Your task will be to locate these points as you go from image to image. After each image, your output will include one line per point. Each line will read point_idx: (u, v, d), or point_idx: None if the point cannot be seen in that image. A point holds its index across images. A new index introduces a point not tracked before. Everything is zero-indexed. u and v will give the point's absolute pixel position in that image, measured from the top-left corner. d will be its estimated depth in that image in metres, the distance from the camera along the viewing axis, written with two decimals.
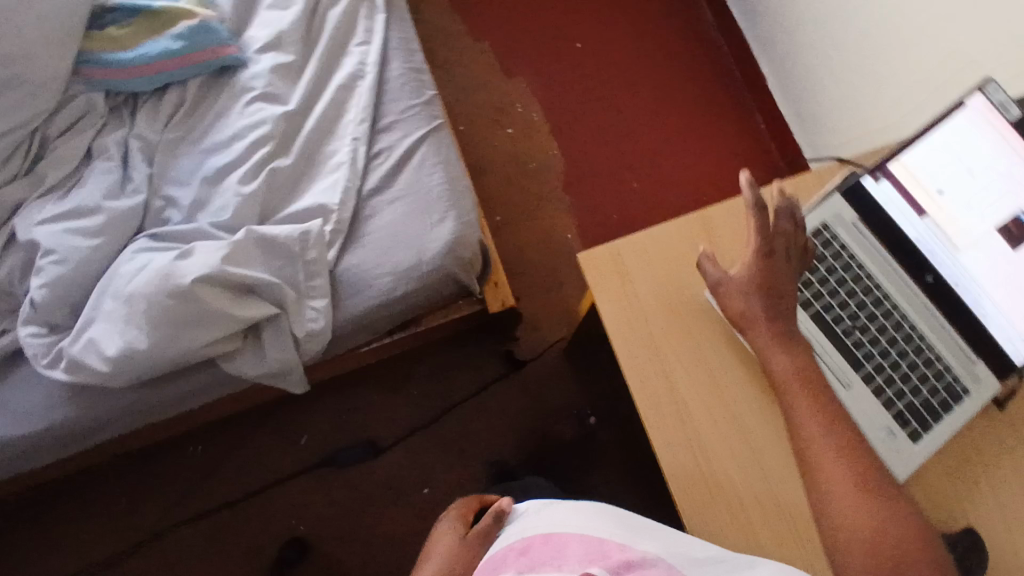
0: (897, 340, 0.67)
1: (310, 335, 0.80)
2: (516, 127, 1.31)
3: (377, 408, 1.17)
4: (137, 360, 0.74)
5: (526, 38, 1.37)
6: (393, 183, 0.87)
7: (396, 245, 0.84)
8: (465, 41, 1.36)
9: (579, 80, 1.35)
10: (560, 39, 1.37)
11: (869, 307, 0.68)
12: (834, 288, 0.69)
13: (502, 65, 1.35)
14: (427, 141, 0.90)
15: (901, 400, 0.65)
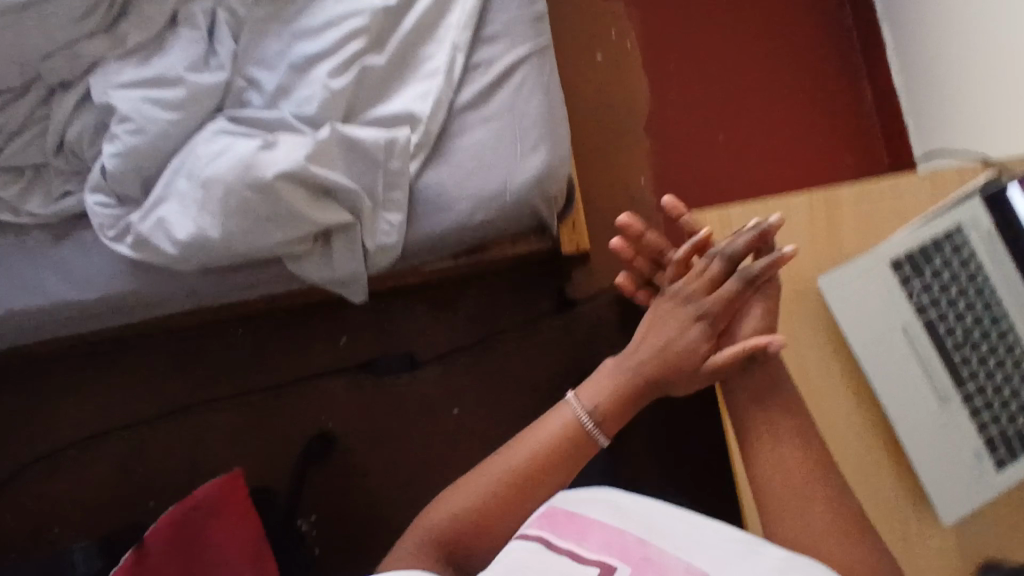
0: (1008, 367, 0.62)
1: (382, 249, 0.77)
2: (607, 54, 1.22)
3: (418, 323, 1.15)
4: (207, 247, 0.73)
5: None
6: (489, 100, 0.79)
7: (480, 170, 0.77)
8: None
9: (681, 14, 1.25)
10: None
11: (983, 327, 0.63)
12: (948, 300, 0.64)
13: None
14: (532, 59, 0.81)
15: (997, 423, 0.62)
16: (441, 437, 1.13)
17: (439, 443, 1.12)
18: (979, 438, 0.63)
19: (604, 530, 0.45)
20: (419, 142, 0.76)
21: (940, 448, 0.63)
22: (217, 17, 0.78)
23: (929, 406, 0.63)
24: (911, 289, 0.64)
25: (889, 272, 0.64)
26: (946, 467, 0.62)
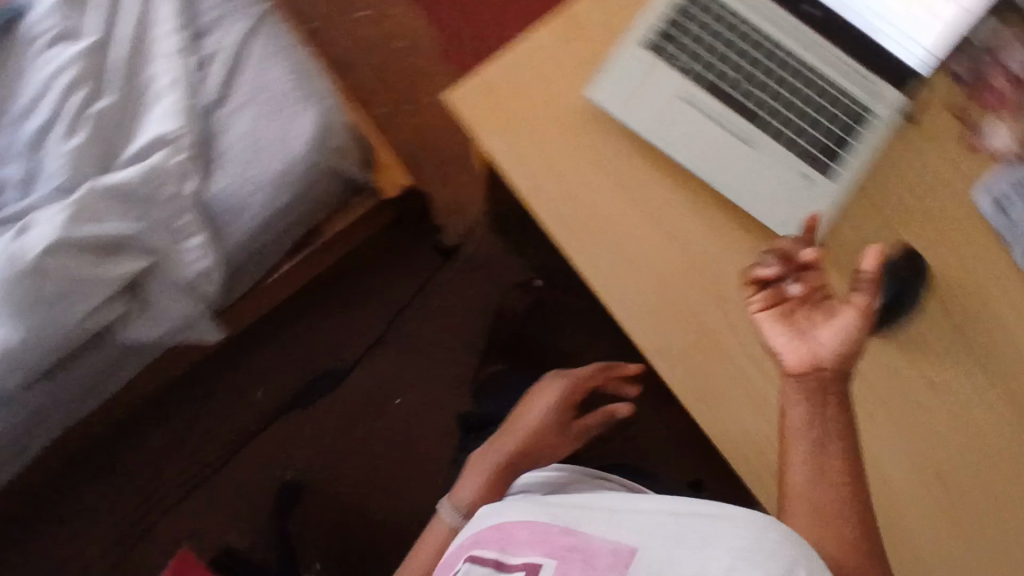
0: (796, 92, 0.60)
1: (202, 275, 0.71)
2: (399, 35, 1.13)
3: (333, 328, 1.09)
4: (20, 353, 0.66)
5: None
6: (234, 87, 0.73)
7: (257, 155, 0.72)
8: None
9: None
10: None
11: (760, 64, 0.60)
12: (720, 55, 0.60)
13: None
14: (259, 31, 0.75)
15: (802, 136, 0.60)
16: (410, 429, 1.08)
17: (410, 436, 1.07)
18: (791, 160, 0.60)
19: (529, 532, 0.46)
20: (185, 157, 0.69)
21: (761, 197, 0.60)
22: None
23: (732, 153, 0.60)
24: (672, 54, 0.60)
25: (641, 53, 0.60)
26: (769, 193, 0.60)
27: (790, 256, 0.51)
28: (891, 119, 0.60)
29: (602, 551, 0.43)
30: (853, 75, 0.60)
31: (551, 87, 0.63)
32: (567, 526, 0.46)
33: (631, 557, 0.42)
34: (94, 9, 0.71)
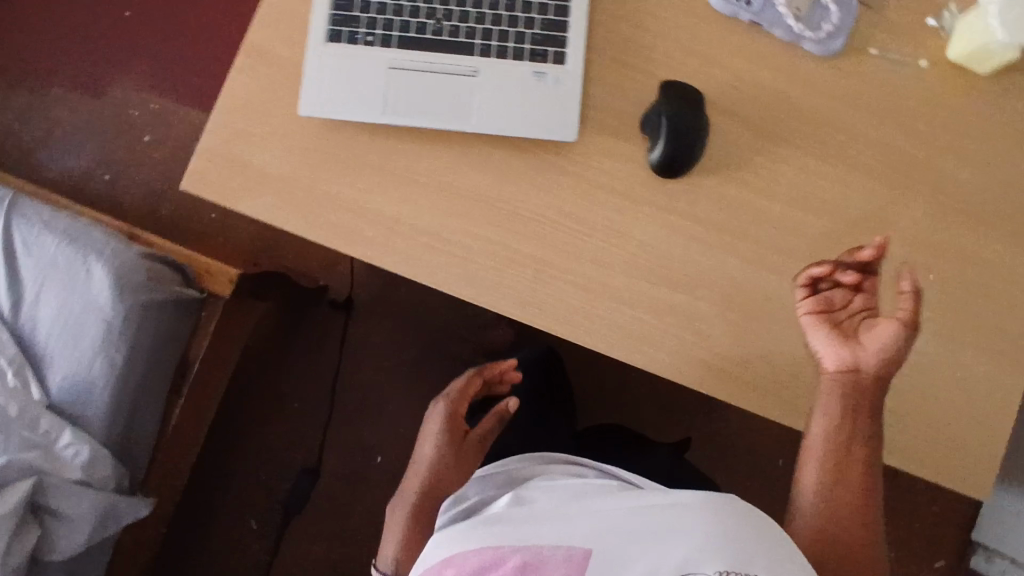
0: (500, 2, 0.68)
1: (79, 455, 0.80)
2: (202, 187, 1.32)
3: (274, 431, 1.24)
4: (81, 473, 0.80)
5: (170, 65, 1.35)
6: (21, 278, 0.83)
7: (76, 316, 0.82)
8: (119, 108, 1.35)
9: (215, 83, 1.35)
10: (194, 51, 1.35)
11: (471, 8, 0.68)
12: (437, 2, 0.68)
13: (160, 112, 1.34)
14: (13, 217, 0.84)
15: (521, 38, 0.68)
16: None
17: None
18: (657, 108, 0.68)
19: (479, 555, 0.59)
20: (13, 368, 0.81)
21: (620, 125, 0.70)
22: (10, 238, 0.84)
23: (523, 83, 0.68)
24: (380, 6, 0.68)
25: (328, 47, 0.68)
26: (519, 103, 0.68)
27: (856, 410, 0.62)
28: (830, 26, 0.71)
29: (554, 561, 0.58)
30: (818, 180, 0.71)
31: (548, 202, 0.70)
32: (514, 543, 0.59)
33: (585, 558, 0.58)
34: None
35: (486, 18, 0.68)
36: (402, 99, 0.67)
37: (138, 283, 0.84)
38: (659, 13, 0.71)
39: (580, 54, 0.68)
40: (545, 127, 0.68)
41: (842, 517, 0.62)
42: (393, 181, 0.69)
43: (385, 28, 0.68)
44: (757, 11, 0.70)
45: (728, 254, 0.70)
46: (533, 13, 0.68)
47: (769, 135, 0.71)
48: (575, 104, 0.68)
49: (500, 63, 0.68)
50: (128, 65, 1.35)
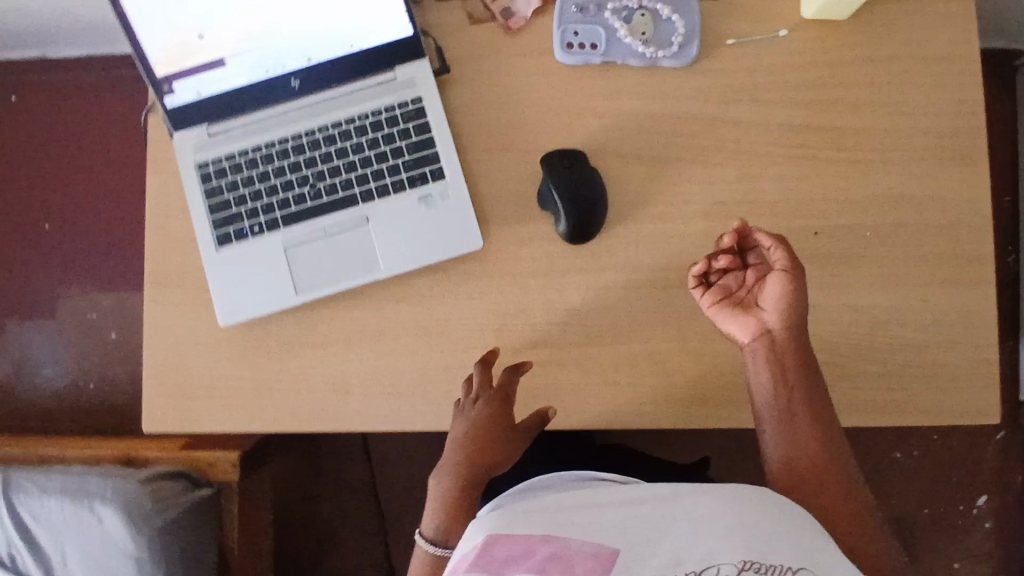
0: (363, 143, 0.68)
1: None
2: None
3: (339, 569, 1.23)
4: None
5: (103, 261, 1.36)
6: (45, 547, 0.86)
7: (106, 562, 0.84)
8: (72, 321, 1.36)
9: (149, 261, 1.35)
10: (119, 240, 1.36)
11: (337, 161, 0.68)
12: (303, 168, 0.68)
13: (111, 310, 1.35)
14: (16, 494, 0.87)
15: (395, 169, 0.68)
16: None
17: None
18: (548, 183, 0.68)
19: (507, 545, 0.47)
20: None
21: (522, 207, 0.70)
22: (20, 516, 0.86)
23: (415, 211, 0.68)
24: (253, 194, 0.68)
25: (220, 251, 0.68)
26: (418, 231, 0.68)
27: (782, 369, 0.62)
28: (679, 36, 0.70)
29: (582, 554, 0.46)
30: (730, 183, 0.70)
31: (482, 308, 0.69)
32: (546, 534, 0.48)
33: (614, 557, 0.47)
34: None
35: (356, 164, 0.68)
36: (308, 273, 0.68)
37: (147, 510, 0.85)
38: (514, 89, 0.70)
39: (456, 162, 0.69)
40: (451, 244, 0.68)
41: (814, 462, 0.61)
42: (334, 350, 0.69)
43: (266, 211, 0.68)
44: (606, 50, 0.70)
45: (671, 287, 0.69)
46: (397, 142, 0.69)
47: (663, 159, 0.70)
48: (470, 211, 0.68)
49: (385, 201, 0.68)
50: (64, 279, 1.36)
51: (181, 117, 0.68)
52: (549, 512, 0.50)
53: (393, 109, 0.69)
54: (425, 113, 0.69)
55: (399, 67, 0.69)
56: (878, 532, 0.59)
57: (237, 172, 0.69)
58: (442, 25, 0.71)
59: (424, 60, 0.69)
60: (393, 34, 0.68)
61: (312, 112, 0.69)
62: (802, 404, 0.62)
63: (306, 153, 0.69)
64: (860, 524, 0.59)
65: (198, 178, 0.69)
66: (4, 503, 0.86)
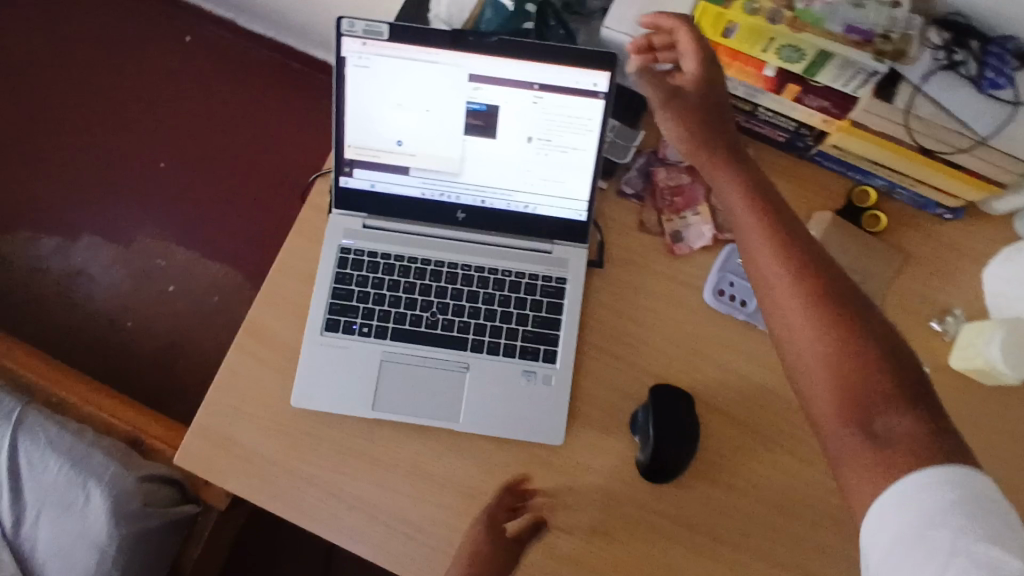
0: (494, 296, 0.69)
1: None
2: (210, 347, 1.33)
3: None
4: None
5: (194, 221, 1.39)
6: (22, 503, 0.84)
7: (75, 546, 0.82)
8: (138, 261, 1.37)
9: (234, 238, 1.38)
10: (217, 208, 1.40)
11: (463, 301, 0.69)
12: (430, 294, 0.69)
13: (179, 267, 1.37)
14: (19, 439, 0.86)
15: (513, 334, 0.69)
16: None
17: None
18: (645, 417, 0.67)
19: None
20: None
21: (612, 420, 0.70)
22: (16, 460, 0.85)
23: (513, 380, 0.68)
24: (375, 297, 0.70)
25: (324, 335, 0.69)
26: (507, 401, 0.68)
27: (751, 256, 0.57)
28: None
29: None
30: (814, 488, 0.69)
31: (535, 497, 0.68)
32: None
33: None
34: None
35: (481, 313, 0.69)
36: (392, 393, 0.69)
37: (133, 509, 0.85)
38: (652, 307, 0.71)
39: (571, 354, 0.69)
40: (532, 429, 0.68)
41: (780, 248, 0.55)
42: (382, 472, 0.69)
43: (381, 318, 0.69)
44: (752, 313, 0.70)
45: (718, 564, 0.67)
46: (527, 310, 0.69)
47: (759, 437, 0.70)
48: (563, 404, 0.68)
49: (491, 360, 0.69)
50: (151, 221, 1.39)
51: (345, 199, 0.70)
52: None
53: (537, 278, 0.70)
54: (564, 295, 0.70)
55: (557, 242, 0.70)
56: (868, 408, 0.49)
57: (373, 271, 0.70)
58: (613, 222, 0.73)
59: (583, 248, 0.71)
60: (567, 213, 0.69)
61: (463, 247, 0.70)
62: (797, 298, 0.53)
63: (440, 281, 0.69)
64: (851, 417, 0.49)
65: (334, 259, 0.70)
66: (8, 440, 0.86)
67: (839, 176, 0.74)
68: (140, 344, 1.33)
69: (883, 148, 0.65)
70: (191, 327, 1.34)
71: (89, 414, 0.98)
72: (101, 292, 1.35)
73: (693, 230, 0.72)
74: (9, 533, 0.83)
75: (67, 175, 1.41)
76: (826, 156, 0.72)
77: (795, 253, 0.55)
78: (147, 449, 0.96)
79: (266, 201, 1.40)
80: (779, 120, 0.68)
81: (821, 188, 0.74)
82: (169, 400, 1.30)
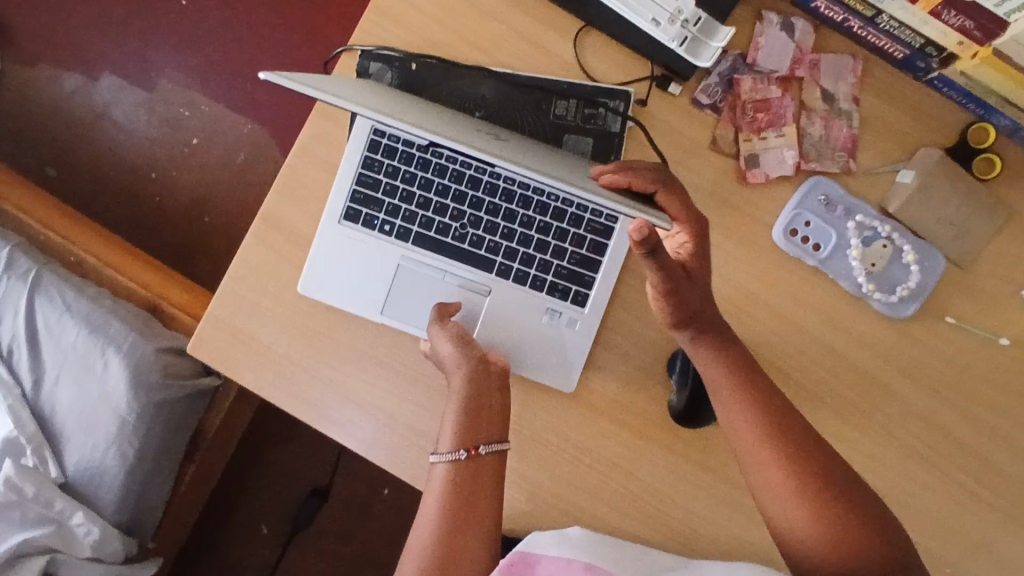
0: (532, 212, 0.64)
1: (95, 544, 0.84)
2: (232, 205, 1.28)
3: (291, 464, 1.30)
4: (93, 554, 0.85)
5: (218, 69, 1.29)
6: (43, 364, 0.85)
7: (93, 412, 0.83)
8: (159, 107, 1.29)
9: (259, 91, 1.29)
10: (241, 56, 1.28)
11: (500, 213, 0.64)
12: (465, 202, 0.64)
13: (202, 117, 1.29)
14: (36, 299, 0.85)
15: (548, 256, 0.64)
16: None
17: None
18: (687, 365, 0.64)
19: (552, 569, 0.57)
20: (31, 454, 0.84)
21: None
22: (34, 319, 0.85)
23: (540, 306, 0.64)
24: (405, 197, 0.64)
25: (345, 228, 0.64)
26: (531, 326, 0.65)
27: (745, 448, 0.58)
28: (910, 298, 0.62)
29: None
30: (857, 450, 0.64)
31: (556, 426, 0.66)
32: (589, 563, 0.58)
33: None
34: None
35: (514, 236, 0.64)
36: (405, 301, 0.65)
37: (152, 381, 0.84)
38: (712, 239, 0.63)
39: (605, 297, 0.65)
40: (550, 367, 0.65)
41: (761, 425, 0.58)
42: (399, 383, 0.66)
43: (406, 219, 0.64)
44: (824, 259, 0.62)
45: (733, 511, 0.66)
46: (566, 244, 0.64)
47: (808, 394, 0.63)
48: (587, 347, 0.65)
49: (519, 289, 0.64)
50: (173, 63, 1.29)
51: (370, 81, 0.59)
52: (586, 548, 0.61)
53: (585, 210, 0.64)
54: (610, 236, 0.64)
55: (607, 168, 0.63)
56: (852, 534, 0.55)
57: (405, 163, 0.63)
58: (683, 137, 0.62)
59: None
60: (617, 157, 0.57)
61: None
62: (785, 486, 0.56)
63: (478, 191, 0.63)
64: (826, 540, 0.55)
65: (365, 141, 0.63)
66: (26, 301, 0.85)
67: (955, 107, 0.62)
68: (164, 195, 1.29)
69: (1021, 85, 0.55)
70: (213, 182, 1.28)
71: (108, 275, 0.96)
72: (123, 137, 1.29)
73: (771, 155, 0.62)
74: (31, 393, 0.85)
75: (82, 3, 1.30)
76: (947, 83, 0.60)
77: (782, 422, 0.58)
78: (165, 316, 0.95)
79: (293, 52, 1.28)
80: (901, 32, 0.57)
81: (931, 119, 0.62)
82: (190, 258, 1.28)
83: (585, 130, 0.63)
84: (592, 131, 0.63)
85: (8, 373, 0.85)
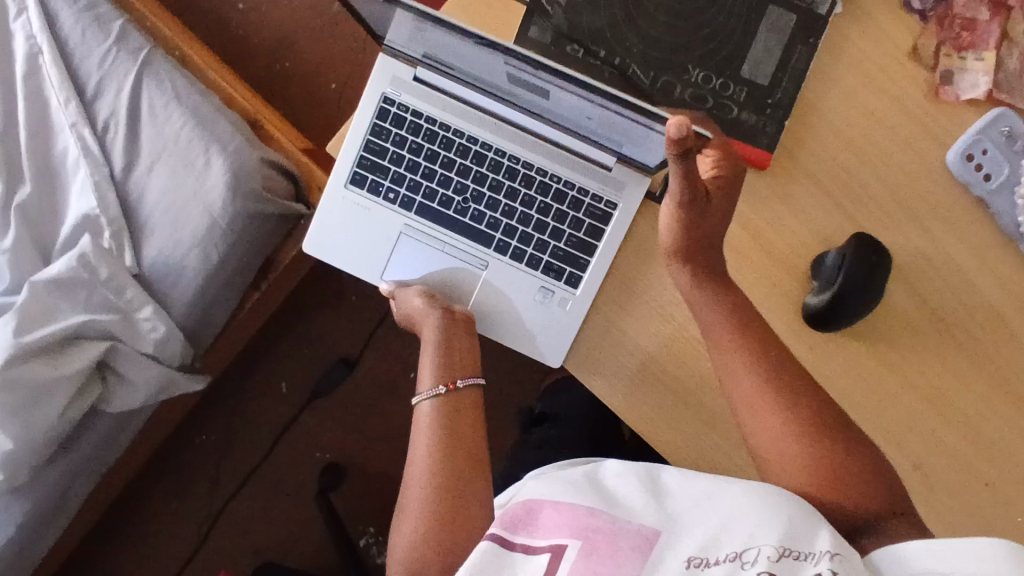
0: (714, 67, 0.61)
1: (158, 343, 0.83)
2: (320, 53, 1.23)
3: (326, 329, 1.29)
4: (154, 352, 0.83)
5: None
6: (137, 149, 0.82)
7: (183, 206, 0.81)
8: None
9: None
10: None
11: (680, 60, 0.62)
12: (649, 42, 0.62)
13: None
14: (143, 80, 0.82)
15: (722, 116, 0.62)
16: None
17: None
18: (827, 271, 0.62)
19: (558, 512, 0.51)
20: (109, 236, 0.81)
21: (797, 253, 0.64)
22: (138, 99, 0.82)
23: (530, 280, 0.66)
24: (591, 24, 0.62)
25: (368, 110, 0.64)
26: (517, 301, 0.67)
27: (753, 404, 0.58)
28: None
29: (628, 533, 0.49)
30: (971, 389, 0.64)
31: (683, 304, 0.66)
32: (596, 509, 0.51)
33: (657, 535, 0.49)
34: (58, 83, 0.81)
35: (689, 85, 0.62)
36: (402, 266, 0.67)
37: (251, 189, 0.81)
38: (891, 153, 0.63)
39: (598, 281, 0.65)
40: (541, 340, 0.66)
41: (762, 376, 0.58)
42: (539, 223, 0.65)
43: (410, 188, 0.66)
44: (991, 191, 0.62)
45: None
46: (564, 226, 0.65)
47: (936, 323, 0.64)
48: (574, 328, 0.66)
49: (514, 266, 0.66)
50: None
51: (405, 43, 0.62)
52: (607, 491, 0.53)
53: (586, 195, 0.65)
54: (608, 222, 0.65)
55: (794, 51, 0.61)
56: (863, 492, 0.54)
57: (412, 134, 0.65)
58: (886, 40, 0.62)
59: (646, 178, 0.64)
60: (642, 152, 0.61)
61: (522, 137, 0.64)
62: (802, 448, 0.57)
63: (481, 166, 0.65)
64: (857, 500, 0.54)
65: None
66: (134, 79, 0.81)
67: None
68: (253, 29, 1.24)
69: None
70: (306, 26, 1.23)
71: (213, 79, 0.93)
72: None
73: (967, 79, 0.62)
74: (119, 176, 0.82)
75: None
76: None
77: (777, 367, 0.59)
78: (263, 134, 0.93)
79: None
80: None
81: None
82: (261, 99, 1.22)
83: (793, 7, 0.61)
84: (798, 9, 0.61)
85: (99, 149, 0.81)
